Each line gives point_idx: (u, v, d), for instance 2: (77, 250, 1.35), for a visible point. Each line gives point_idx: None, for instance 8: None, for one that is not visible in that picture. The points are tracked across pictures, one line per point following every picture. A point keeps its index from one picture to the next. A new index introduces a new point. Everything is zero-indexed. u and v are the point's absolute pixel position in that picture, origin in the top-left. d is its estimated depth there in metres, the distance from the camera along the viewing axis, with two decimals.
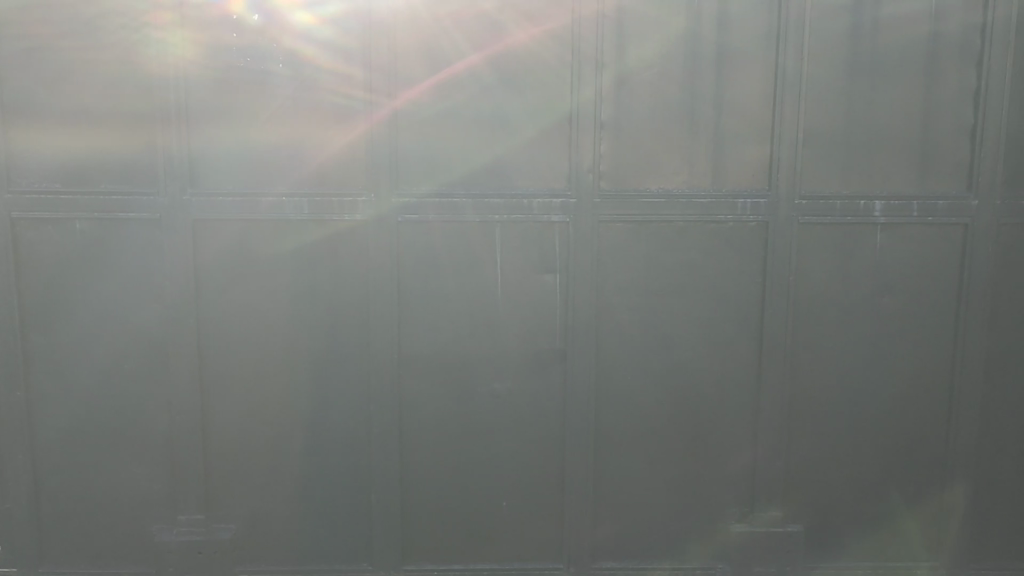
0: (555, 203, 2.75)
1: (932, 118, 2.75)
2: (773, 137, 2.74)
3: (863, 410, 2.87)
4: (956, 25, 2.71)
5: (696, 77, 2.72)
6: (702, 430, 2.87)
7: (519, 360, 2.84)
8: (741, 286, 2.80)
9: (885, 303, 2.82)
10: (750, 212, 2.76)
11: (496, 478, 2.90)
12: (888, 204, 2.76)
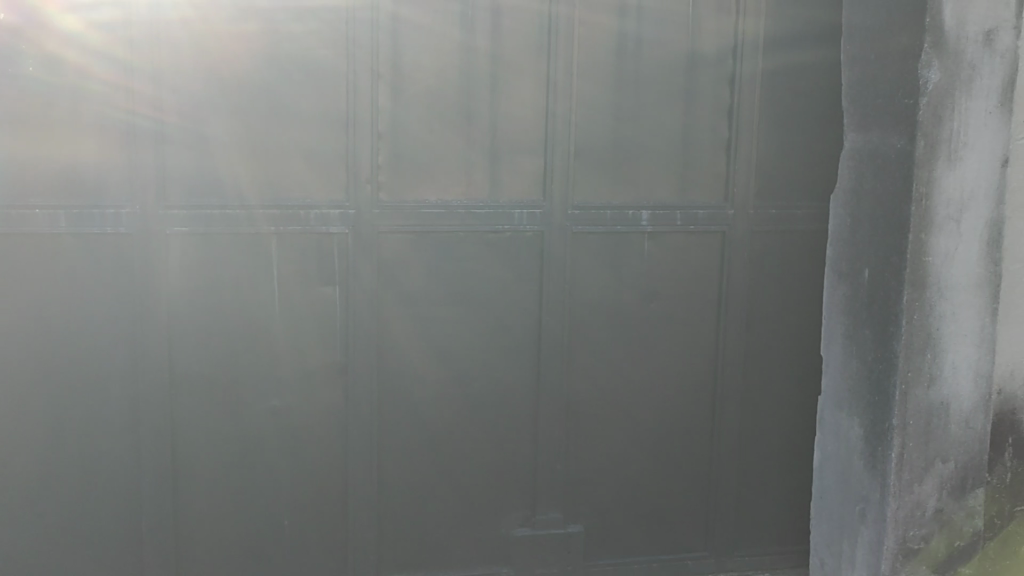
0: (332, 215, 2.71)
1: (692, 132, 2.91)
2: (546, 149, 2.82)
3: (636, 412, 2.99)
4: (709, 45, 2.88)
5: (472, 89, 2.75)
6: (484, 438, 2.90)
7: (298, 375, 2.76)
8: (520, 295, 2.86)
9: (654, 308, 2.96)
10: (525, 222, 2.82)
11: (277, 498, 2.81)
12: (653, 214, 2.91)
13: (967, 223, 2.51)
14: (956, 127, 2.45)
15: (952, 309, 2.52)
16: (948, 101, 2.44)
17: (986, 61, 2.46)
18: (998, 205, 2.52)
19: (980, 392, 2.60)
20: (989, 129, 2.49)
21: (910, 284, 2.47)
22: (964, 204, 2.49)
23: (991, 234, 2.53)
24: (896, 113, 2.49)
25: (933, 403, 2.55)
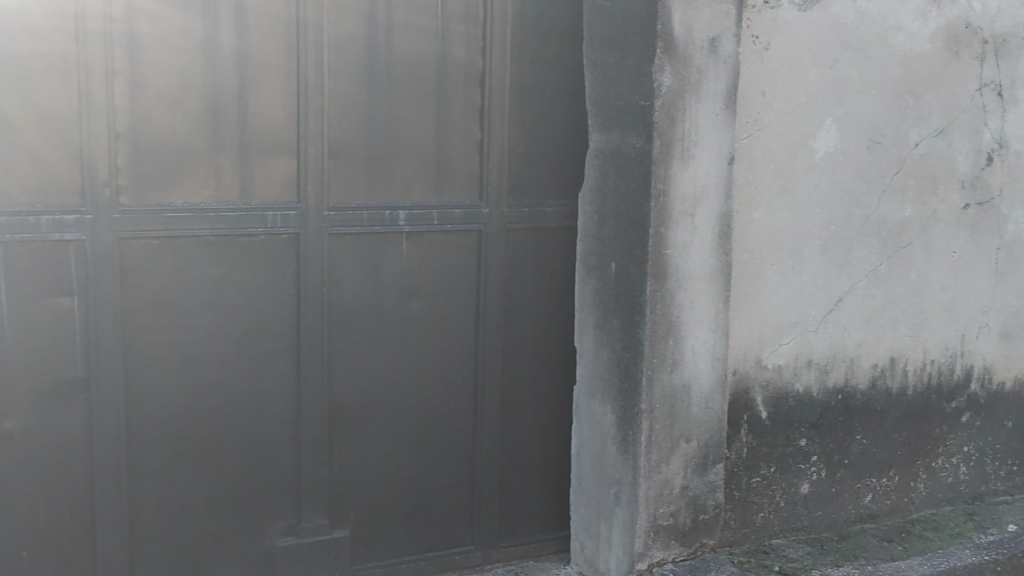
0: (67, 220, 2.52)
1: (445, 132, 2.94)
2: (298, 150, 2.75)
3: (399, 413, 2.98)
4: (459, 46, 2.92)
5: (219, 87, 2.64)
6: (244, 448, 2.80)
7: (34, 394, 2.55)
8: (275, 300, 2.78)
9: (413, 308, 2.96)
10: (279, 224, 2.75)
11: (13, 528, 2.58)
12: (410, 214, 2.91)
13: (701, 217, 2.69)
14: (688, 127, 2.63)
15: (690, 298, 2.70)
16: (680, 104, 2.61)
17: (712, 66, 2.64)
18: (727, 199, 2.72)
19: (717, 373, 2.80)
20: (716, 130, 2.68)
21: (652, 276, 2.62)
22: (697, 200, 2.67)
23: (721, 226, 2.73)
24: (634, 114, 2.64)
25: (676, 386, 2.72)
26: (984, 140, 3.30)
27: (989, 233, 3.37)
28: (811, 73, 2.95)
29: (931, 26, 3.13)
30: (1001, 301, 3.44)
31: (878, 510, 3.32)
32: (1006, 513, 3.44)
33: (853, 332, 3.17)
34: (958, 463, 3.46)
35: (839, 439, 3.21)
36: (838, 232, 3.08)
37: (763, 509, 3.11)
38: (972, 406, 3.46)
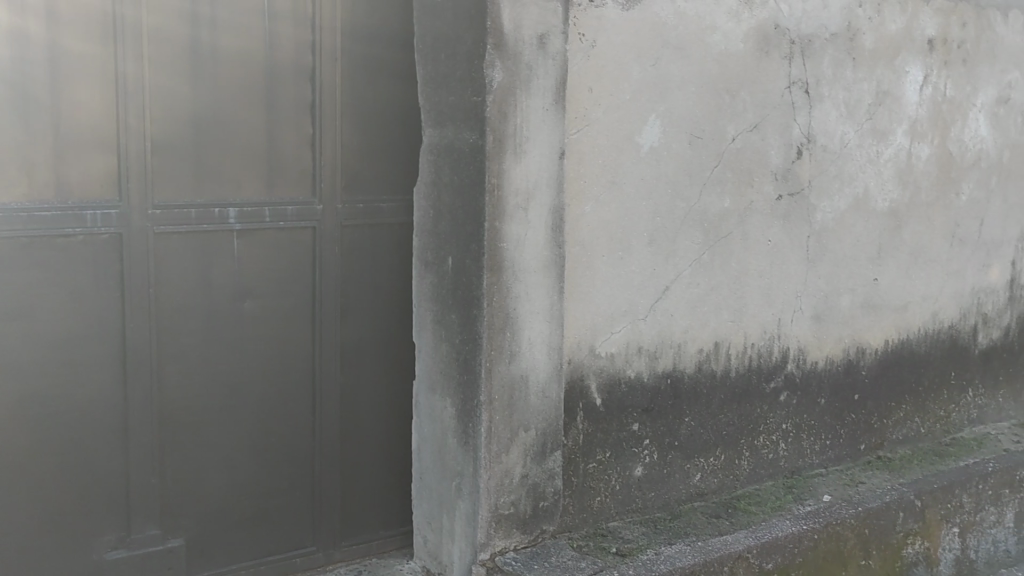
0: None
1: (277, 127, 2.88)
2: (118, 146, 2.63)
3: (234, 415, 2.90)
4: (288, 40, 2.87)
5: (29, 79, 2.49)
6: (67, 460, 2.66)
7: None
8: (98, 303, 2.65)
9: (247, 307, 2.89)
10: (100, 224, 2.62)
11: None
12: (240, 211, 2.83)
13: (534, 210, 2.74)
14: (519, 122, 2.67)
15: (526, 289, 2.75)
16: (511, 99, 2.65)
17: (540, 62, 2.70)
18: (558, 193, 2.79)
19: (553, 362, 2.87)
20: (547, 125, 2.74)
21: (488, 269, 2.66)
22: (530, 193, 2.72)
23: (553, 218, 2.79)
24: (467, 109, 2.66)
25: (514, 377, 2.77)
26: (794, 135, 3.51)
27: (800, 222, 3.59)
28: (635, 70, 3.06)
29: (744, 26, 3.30)
30: (812, 286, 3.67)
31: (706, 488, 3.49)
32: (821, 485, 3.67)
33: (679, 318, 3.32)
34: (777, 440, 3.67)
35: (668, 422, 3.35)
36: (663, 223, 3.21)
37: (600, 493, 3.21)
38: (788, 385, 3.67)
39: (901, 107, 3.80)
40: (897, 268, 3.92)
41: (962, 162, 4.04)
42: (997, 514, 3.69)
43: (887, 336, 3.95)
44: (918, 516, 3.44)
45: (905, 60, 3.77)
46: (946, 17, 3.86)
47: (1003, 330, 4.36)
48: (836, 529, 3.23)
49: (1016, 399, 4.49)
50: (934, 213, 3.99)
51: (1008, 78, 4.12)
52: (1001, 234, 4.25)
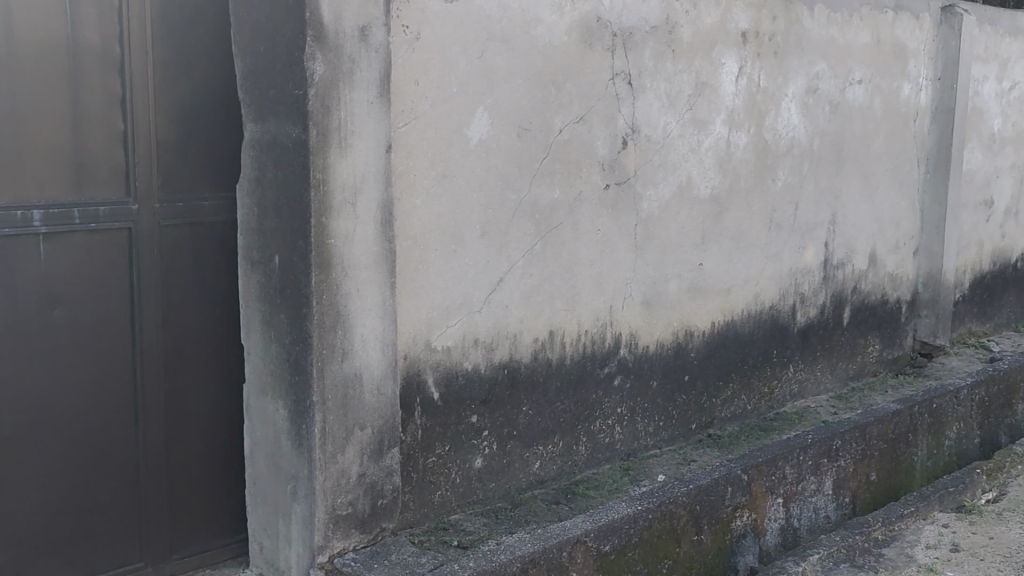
0: None
1: (83, 123, 2.71)
2: None
3: (48, 430, 2.73)
4: (94, 31, 2.70)
5: None
6: None
7: None
8: None
9: (59, 315, 2.72)
10: None
11: None
12: (47, 213, 2.66)
13: (362, 206, 2.70)
14: (344, 116, 2.62)
15: (357, 286, 2.70)
16: (334, 92, 2.59)
17: (363, 54, 2.65)
18: (386, 187, 2.75)
19: (387, 358, 2.83)
20: (372, 118, 2.70)
21: (316, 266, 2.60)
22: (357, 188, 2.68)
23: (382, 213, 2.76)
24: (288, 103, 2.59)
25: (347, 375, 2.72)
26: (619, 126, 3.59)
27: (627, 211, 3.68)
28: (460, 63, 3.05)
29: (567, 19, 3.35)
30: (641, 272, 3.77)
31: (545, 476, 3.54)
32: (656, 465, 3.79)
33: (514, 309, 3.34)
34: (613, 424, 3.76)
35: (506, 413, 3.38)
36: (495, 215, 3.22)
37: (440, 488, 3.21)
38: (621, 370, 3.77)
39: (718, 98, 3.94)
40: (720, 253, 4.08)
41: (776, 150, 4.24)
42: (817, 483, 3.87)
43: (713, 318, 4.11)
44: (745, 491, 3.58)
45: (721, 52, 3.92)
46: (758, 11, 4.03)
47: (819, 308, 4.61)
48: (668, 508, 3.32)
49: (833, 373, 4.75)
50: (753, 199, 4.17)
51: (815, 69, 4.34)
52: (814, 217, 4.48)
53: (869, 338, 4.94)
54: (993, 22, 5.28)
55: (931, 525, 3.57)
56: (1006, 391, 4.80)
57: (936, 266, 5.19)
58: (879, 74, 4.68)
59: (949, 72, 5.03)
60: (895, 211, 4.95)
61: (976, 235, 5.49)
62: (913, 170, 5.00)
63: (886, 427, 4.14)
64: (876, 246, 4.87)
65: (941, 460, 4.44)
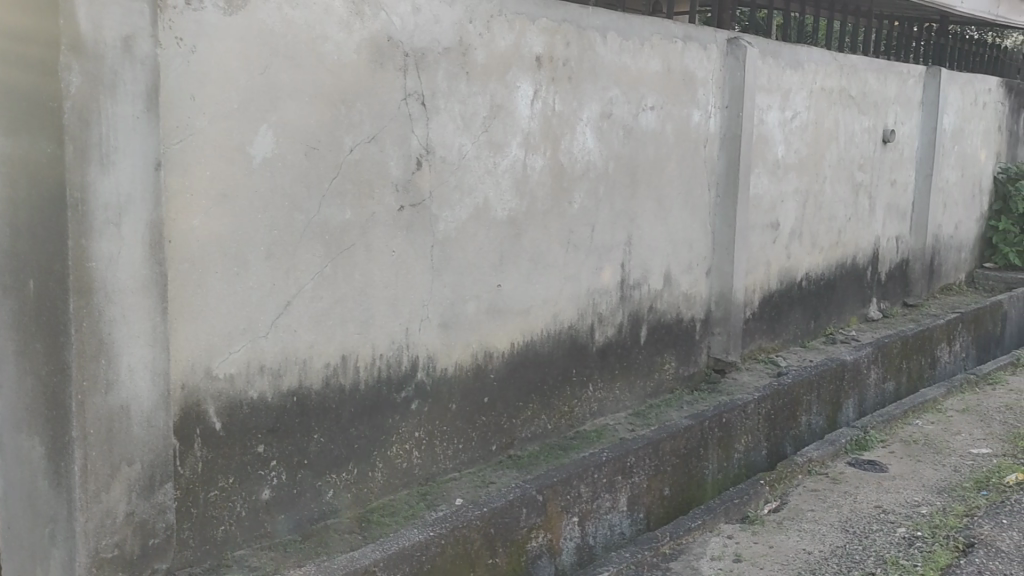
0: None
1: None
2: None
3: None
4: None
5: None
6: None
7: None
8: None
9: None
10: None
11: None
12: None
13: (128, 227, 2.54)
14: (105, 131, 2.46)
15: (122, 311, 2.54)
16: (94, 106, 2.43)
17: (127, 66, 2.50)
18: (156, 206, 2.60)
19: (158, 389, 2.67)
20: (139, 134, 2.54)
21: (75, 291, 2.42)
22: (122, 207, 2.52)
23: (152, 234, 2.60)
24: (41, 114, 2.40)
25: (112, 408, 2.55)
26: (412, 146, 3.55)
27: (423, 232, 3.63)
28: (241, 78, 2.93)
29: (355, 37, 3.28)
30: (438, 294, 3.74)
31: (339, 505, 3.44)
32: (454, 489, 3.76)
33: (303, 334, 3.24)
34: (411, 448, 3.70)
35: (296, 441, 3.26)
36: (281, 236, 3.11)
37: (224, 522, 3.07)
38: (419, 394, 3.72)
39: (513, 120, 3.97)
40: (518, 273, 4.10)
41: (572, 172, 4.31)
42: (612, 500, 3.94)
43: (512, 339, 4.12)
44: (540, 511, 3.60)
45: (516, 75, 3.95)
46: (551, 36, 4.10)
47: (617, 327, 4.71)
48: (462, 533, 3.29)
49: (631, 390, 4.87)
50: (549, 221, 4.22)
51: (609, 95, 4.45)
52: (610, 239, 4.59)
53: (666, 356, 5.09)
54: (774, 55, 5.59)
55: (716, 537, 3.70)
56: (790, 405, 5.06)
57: (727, 286, 5.42)
58: (670, 101, 4.85)
59: (736, 101, 5.27)
60: (688, 233, 5.13)
61: (764, 256, 5.77)
62: (704, 194, 5.21)
63: (677, 442, 4.28)
64: (671, 267, 5.04)
65: (731, 472, 4.62)
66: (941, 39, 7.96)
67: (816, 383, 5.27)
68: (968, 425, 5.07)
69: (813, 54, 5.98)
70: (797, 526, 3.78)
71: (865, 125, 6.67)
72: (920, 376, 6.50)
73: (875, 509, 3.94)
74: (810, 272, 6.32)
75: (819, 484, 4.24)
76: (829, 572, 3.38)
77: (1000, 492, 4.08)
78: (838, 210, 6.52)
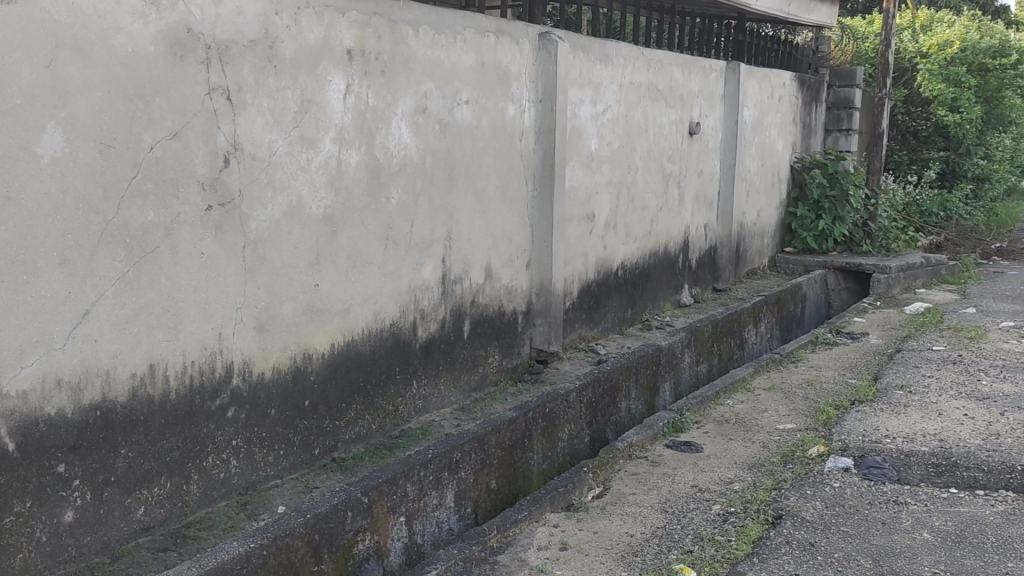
0: None
1: None
2: None
3: None
4: None
5: None
6: None
7: None
8: None
9: None
10: None
11: None
12: None
13: None
14: None
15: None
16: None
17: None
18: None
19: None
20: None
21: None
22: None
23: None
24: None
25: None
26: (219, 143, 3.40)
27: (233, 232, 3.49)
28: (24, 72, 2.72)
29: (152, 29, 3.11)
30: (251, 296, 3.60)
31: (152, 521, 3.27)
32: (276, 496, 3.64)
33: (105, 344, 3.04)
34: (228, 458, 3.56)
35: (100, 458, 3.07)
36: (76, 241, 2.91)
37: (22, 550, 2.85)
38: (235, 401, 3.57)
39: (326, 115, 3.87)
40: (336, 272, 4.01)
41: (389, 168, 4.25)
42: (439, 497, 3.92)
43: (332, 340, 4.03)
44: (365, 513, 3.54)
45: (326, 69, 3.85)
46: (362, 29, 4.02)
47: (439, 323, 4.69)
48: (285, 541, 3.19)
49: (456, 385, 4.86)
50: (367, 217, 4.15)
51: (423, 89, 4.41)
52: (430, 234, 4.56)
53: (489, 349, 5.12)
54: (584, 50, 5.71)
55: (543, 527, 3.75)
56: (611, 391, 5.19)
57: (547, 278, 5.50)
58: (484, 95, 4.86)
59: (549, 95, 5.35)
60: (506, 226, 5.17)
61: (581, 247, 5.89)
62: (521, 187, 5.26)
63: (502, 435, 4.31)
64: (491, 261, 5.06)
65: (556, 460, 4.69)
66: (739, 36, 8.34)
67: (634, 369, 5.43)
68: (774, 402, 5.35)
69: (622, 49, 6.15)
70: (620, 510, 3.87)
71: (672, 118, 6.92)
72: (729, 358, 6.81)
73: (691, 488, 4.09)
74: (626, 262, 6.50)
75: (639, 467, 4.36)
76: (650, 553, 3.48)
77: (804, 465, 4.33)
78: (649, 201, 6.73)
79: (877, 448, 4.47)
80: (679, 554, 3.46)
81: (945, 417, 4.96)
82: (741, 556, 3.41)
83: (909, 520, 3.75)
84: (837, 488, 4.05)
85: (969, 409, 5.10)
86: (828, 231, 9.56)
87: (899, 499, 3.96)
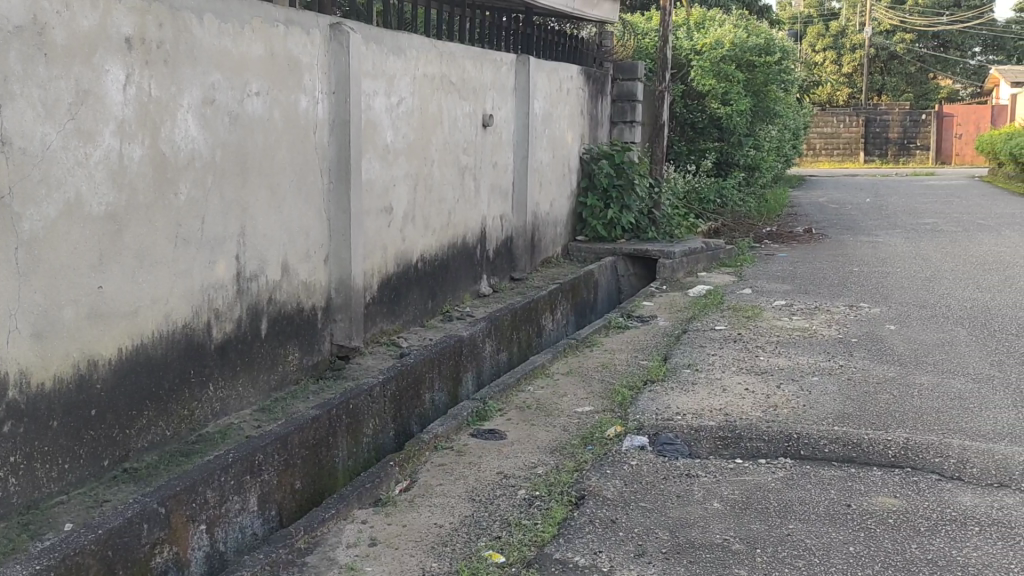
0: None
1: None
2: None
3: None
4: None
5: None
6: None
7: None
8: None
9: None
10: None
11: None
12: None
13: None
14: None
15: None
16: None
17: None
18: None
19: None
20: None
21: None
22: None
23: None
24: None
25: None
26: None
27: (4, 232, 3.23)
28: None
29: None
30: (26, 301, 3.35)
31: None
32: (61, 514, 3.41)
33: None
34: (6, 476, 3.30)
35: None
36: None
37: None
38: (13, 415, 3.31)
39: (104, 107, 3.65)
40: (121, 272, 3.80)
41: (176, 162, 4.06)
42: (241, 502, 3.80)
43: (119, 344, 3.81)
44: (163, 524, 3.38)
45: (103, 58, 3.63)
46: (141, 16, 3.81)
47: (234, 322, 4.54)
48: (75, 560, 3.00)
49: (254, 386, 4.71)
50: (153, 214, 3.95)
51: (210, 80, 4.24)
52: (222, 230, 4.39)
53: (288, 348, 5.00)
54: (376, 41, 5.67)
55: (351, 524, 3.71)
56: (414, 384, 5.19)
57: (346, 272, 5.43)
58: (275, 87, 4.74)
59: (342, 87, 5.28)
60: (303, 220, 5.06)
61: (379, 240, 5.85)
62: (316, 181, 5.16)
63: (306, 434, 4.23)
64: (288, 256, 4.94)
65: (361, 457, 4.65)
66: (527, 30, 8.52)
67: (436, 361, 5.46)
68: (573, 387, 5.52)
69: (414, 41, 6.14)
70: (427, 502, 3.89)
71: (465, 110, 6.99)
72: (528, 345, 6.97)
73: (497, 475, 4.16)
74: (424, 254, 6.51)
75: (445, 458, 4.39)
76: (460, 542, 3.51)
77: (603, 445, 4.49)
78: (446, 193, 6.77)
79: (669, 425, 4.71)
80: (488, 540, 3.51)
81: (728, 392, 5.28)
82: (548, 538, 3.50)
83: (700, 491, 3.98)
84: (635, 466, 4.23)
85: (750, 384, 5.46)
86: (616, 219, 9.95)
87: (691, 472, 4.19)
